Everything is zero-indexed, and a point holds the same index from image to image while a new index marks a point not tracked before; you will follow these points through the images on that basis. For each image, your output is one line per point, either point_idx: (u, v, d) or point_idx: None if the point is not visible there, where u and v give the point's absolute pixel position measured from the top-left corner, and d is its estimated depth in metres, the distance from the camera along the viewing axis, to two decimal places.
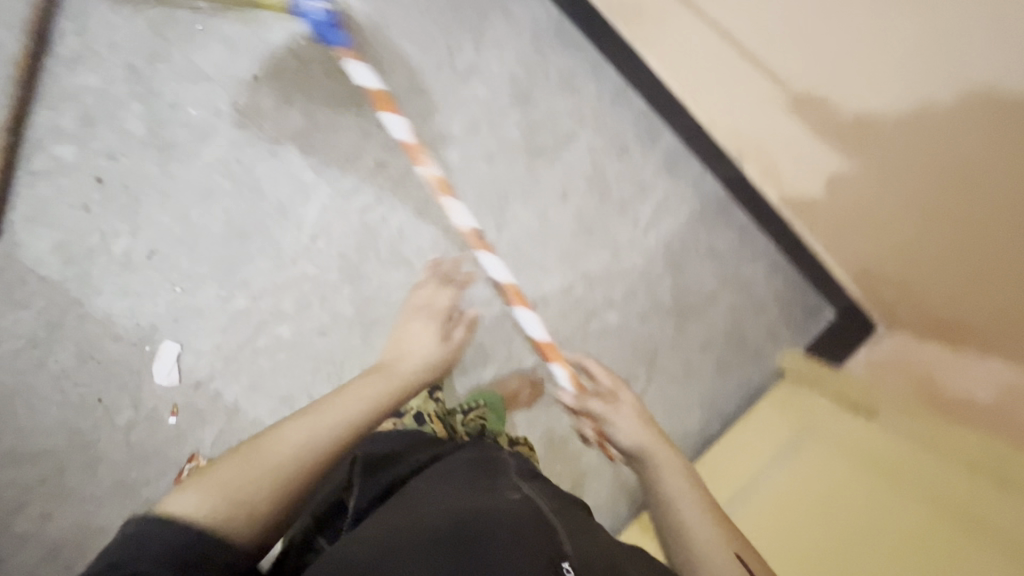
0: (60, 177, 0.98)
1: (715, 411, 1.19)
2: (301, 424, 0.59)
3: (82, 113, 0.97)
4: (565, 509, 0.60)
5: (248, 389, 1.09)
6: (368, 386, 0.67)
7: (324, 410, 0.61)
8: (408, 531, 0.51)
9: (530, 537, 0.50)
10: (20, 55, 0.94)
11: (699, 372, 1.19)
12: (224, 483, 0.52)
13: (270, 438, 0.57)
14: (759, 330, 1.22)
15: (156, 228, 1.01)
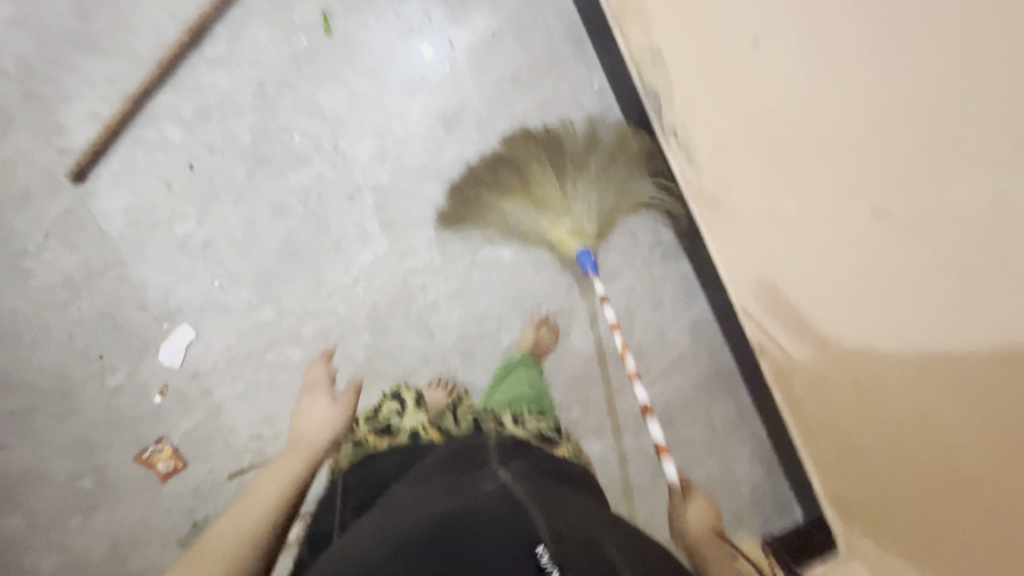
0: (159, 151, 1.05)
1: None
2: (236, 513, 0.63)
3: (202, 105, 1.05)
4: (543, 492, 0.58)
5: (238, 395, 1.11)
6: (289, 467, 0.73)
7: (252, 503, 0.65)
8: (383, 534, 0.49)
9: (503, 519, 0.48)
10: (174, 43, 1.03)
11: None
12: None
13: (211, 533, 0.60)
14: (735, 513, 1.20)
15: (221, 224, 1.07)
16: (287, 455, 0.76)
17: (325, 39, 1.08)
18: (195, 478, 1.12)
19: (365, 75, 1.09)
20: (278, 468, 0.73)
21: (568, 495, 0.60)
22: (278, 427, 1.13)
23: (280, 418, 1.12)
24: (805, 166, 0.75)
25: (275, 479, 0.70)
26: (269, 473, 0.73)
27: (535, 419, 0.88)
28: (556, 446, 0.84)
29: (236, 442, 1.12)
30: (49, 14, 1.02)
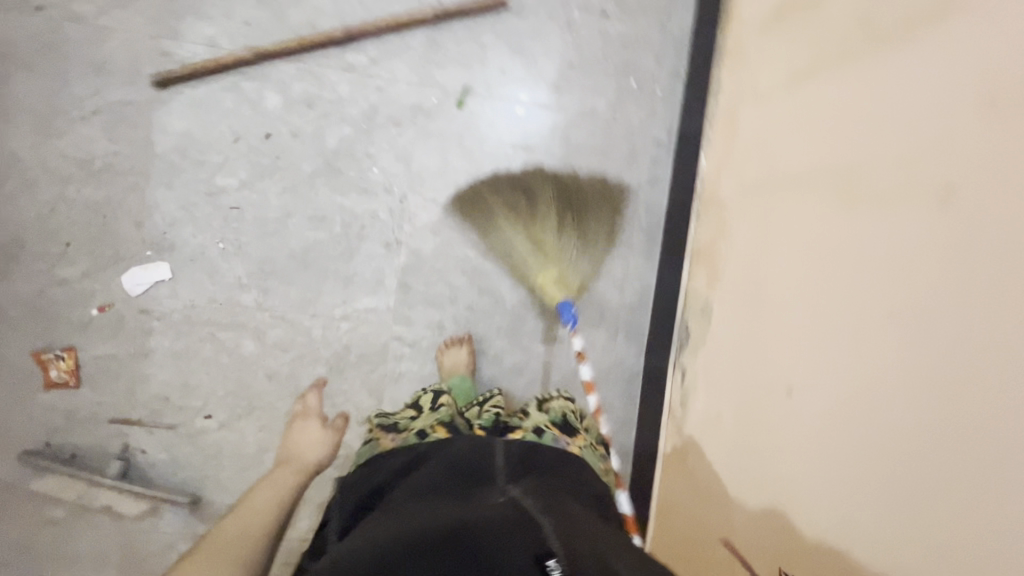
0: (248, 106, 1.04)
1: None
2: (241, 523, 0.78)
3: (312, 94, 1.06)
4: (561, 501, 0.61)
5: (170, 352, 1.07)
6: (284, 478, 0.89)
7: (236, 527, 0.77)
8: (393, 539, 0.53)
9: (508, 536, 0.51)
10: (322, 32, 1.04)
11: None
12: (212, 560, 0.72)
13: (216, 531, 0.77)
14: None
15: (259, 200, 1.06)
16: (282, 470, 0.90)
17: (452, 108, 1.10)
18: (78, 402, 1.05)
19: (464, 155, 1.11)
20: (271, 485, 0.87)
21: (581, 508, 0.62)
22: (187, 402, 1.08)
23: (196, 395, 1.08)
24: (846, 425, 0.64)
25: (278, 486, 0.87)
26: (269, 482, 0.88)
27: (559, 404, 0.97)
28: (576, 437, 0.90)
29: (140, 394, 1.07)
30: None
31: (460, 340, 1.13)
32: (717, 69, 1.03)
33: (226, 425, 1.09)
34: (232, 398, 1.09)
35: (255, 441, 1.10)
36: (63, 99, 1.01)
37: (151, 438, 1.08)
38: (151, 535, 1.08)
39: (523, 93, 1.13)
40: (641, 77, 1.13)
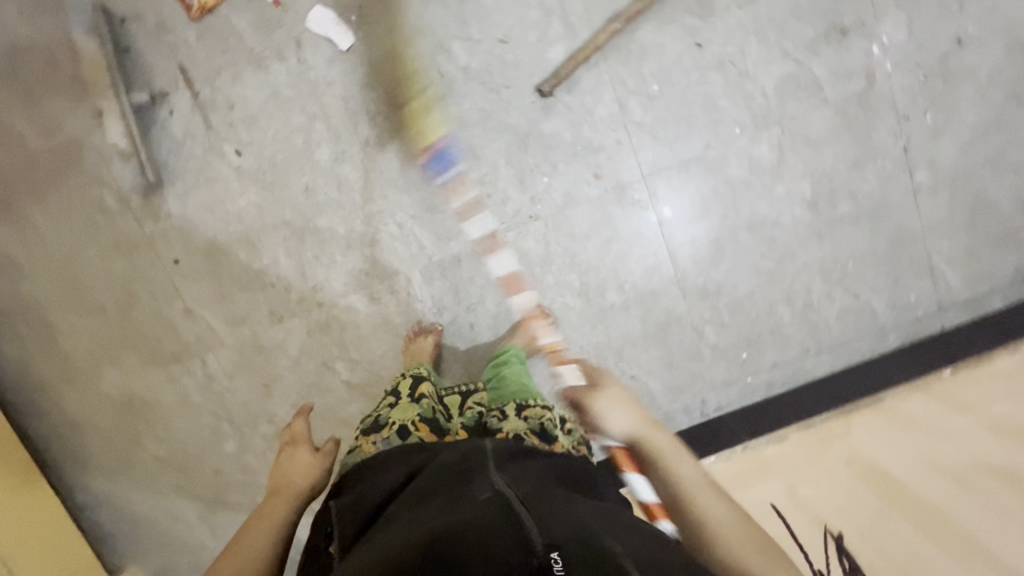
0: (536, 34, 1.02)
1: (117, 498, 1.25)
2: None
3: (578, 85, 1.04)
4: (539, 497, 0.57)
5: (273, 87, 1.04)
6: (273, 510, 0.73)
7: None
8: (385, 552, 0.50)
9: (497, 538, 0.48)
10: (636, 63, 1.03)
11: (159, 493, 1.25)
12: None
13: None
14: (186, 559, 1.27)
15: (458, 92, 1.04)
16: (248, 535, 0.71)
17: (635, 214, 1.09)
18: (181, 32, 1.03)
19: (600, 246, 1.10)
20: (244, 540, 0.69)
21: (564, 499, 0.58)
22: (239, 126, 1.05)
23: (250, 131, 1.05)
24: None
25: (263, 527, 0.70)
26: (260, 512, 0.73)
27: (536, 411, 0.87)
28: (556, 440, 0.82)
29: (219, 79, 1.04)
30: None
31: (428, 330, 1.11)
32: (790, 431, 1.04)
33: (238, 174, 1.07)
34: (264, 166, 1.07)
35: (239, 208, 1.09)
36: None
37: (184, 111, 1.05)
38: (102, 165, 1.07)
39: (668, 207, 1.09)
40: (750, 359, 1.14)
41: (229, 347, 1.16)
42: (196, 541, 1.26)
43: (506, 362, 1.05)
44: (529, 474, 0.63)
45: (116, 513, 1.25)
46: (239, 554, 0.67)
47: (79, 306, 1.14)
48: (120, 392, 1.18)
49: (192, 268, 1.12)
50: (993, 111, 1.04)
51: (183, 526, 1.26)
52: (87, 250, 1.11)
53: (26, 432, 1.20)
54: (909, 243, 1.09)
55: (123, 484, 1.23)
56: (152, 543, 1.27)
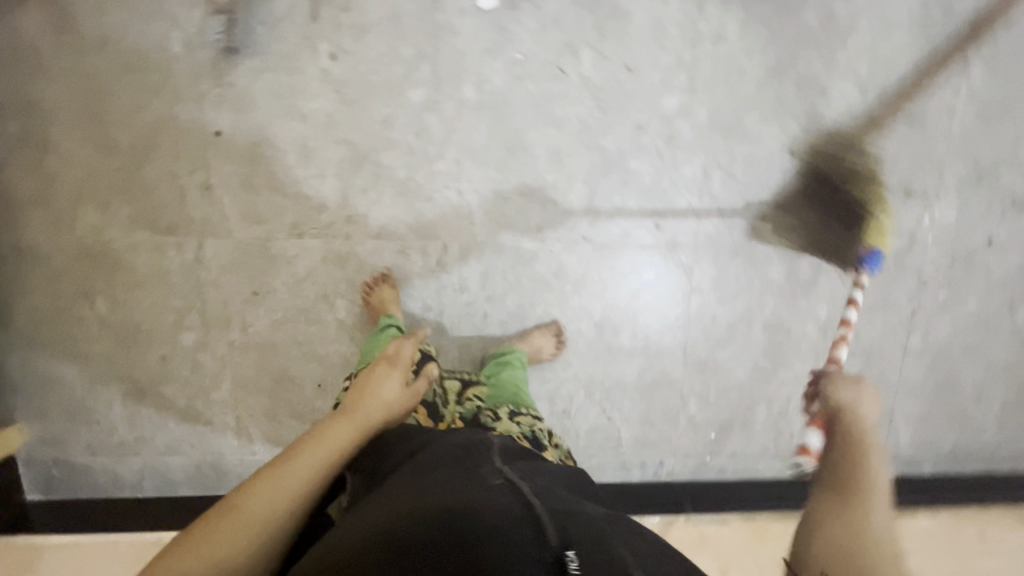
0: (664, 78, 1.03)
1: (34, 347, 1.11)
2: (240, 520, 0.60)
3: (680, 141, 1.06)
4: (546, 492, 0.64)
5: (396, 11, 0.99)
6: (340, 431, 0.72)
7: (256, 503, 0.62)
8: (400, 520, 0.55)
9: (511, 529, 0.54)
10: (737, 145, 1.07)
11: (85, 359, 1.13)
12: (230, 535, 0.59)
13: (254, 490, 0.63)
14: (89, 434, 1.17)
15: (570, 97, 1.04)
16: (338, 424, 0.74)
17: (674, 277, 1.13)
18: None
19: (632, 291, 1.13)
20: (307, 449, 0.68)
21: (572, 499, 0.64)
22: (345, 33, 0.99)
23: (355, 43, 1.00)
24: None
25: (332, 442, 0.70)
26: (327, 429, 0.72)
27: (529, 419, 0.93)
28: (544, 448, 0.87)
29: None
30: (827, 48, 1.03)
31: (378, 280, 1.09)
32: (731, 518, 1.14)
33: (322, 77, 1.01)
34: (352, 81, 1.01)
35: (307, 110, 1.02)
36: None
37: None
38: (182, 5, 0.98)
39: (650, 271, 1.13)
40: (716, 442, 1.21)
41: (233, 242, 1.08)
42: (108, 421, 1.16)
43: (508, 364, 1.06)
44: (532, 468, 0.71)
45: (29, 361, 1.12)
46: (300, 461, 0.66)
47: (89, 134, 1.03)
48: (93, 239, 1.07)
49: (231, 149, 1.04)
50: (992, 310, 1.17)
51: (99, 401, 1.15)
52: (127, 83, 1.01)
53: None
54: (883, 393, 1.20)
55: (52, 334, 1.11)
56: (57, 407, 1.15)
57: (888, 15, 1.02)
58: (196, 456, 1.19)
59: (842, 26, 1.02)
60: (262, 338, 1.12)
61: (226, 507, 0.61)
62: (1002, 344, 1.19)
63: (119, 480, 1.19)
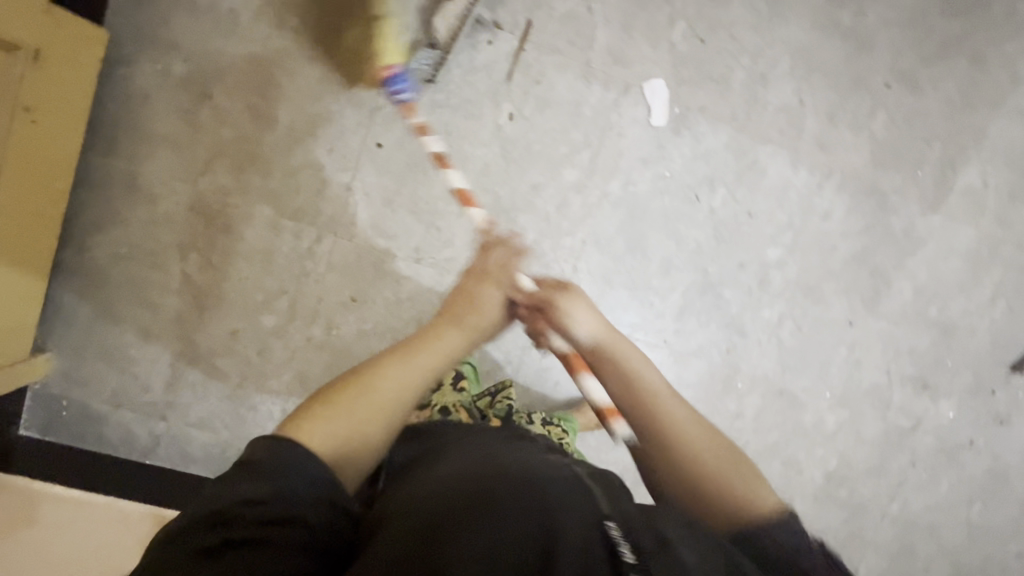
0: (774, 231, 1.18)
1: (104, 279, 1.07)
2: (376, 398, 0.59)
3: (769, 287, 1.20)
4: (605, 476, 0.58)
5: (580, 98, 1.09)
6: (450, 339, 0.72)
7: (386, 384, 0.60)
8: (462, 478, 0.52)
9: (571, 491, 0.50)
10: (812, 304, 1.22)
11: (151, 307, 1.08)
12: (357, 414, 0.57)
13: (377, 374, 0.61)
14: (120, 384, 1.10)
15: (695, 220, 1.16)
16: (449, 333, 0.72)
17: (725, 397, 1.25)
18: None
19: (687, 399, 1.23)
20: (419, 348, 0.67)
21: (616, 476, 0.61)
22: (529, 101, 1.08)
23: (534, 113, 1.08)
24: None
25: (441, 349, 0.69)
26: (439, 332, 0.72)
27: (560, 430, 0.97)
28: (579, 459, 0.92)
29: (546, 57, 1.07)
30: (905, 253, 1.22)
31: None
32: None
33: (495, 130, 1.08)
34: (519, 142, 1.09)
35: (470, 153, 1.08)
36: (818, 75, 1.12)
37: (499, 53, 1.06)
38: None
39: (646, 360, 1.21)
40: None
41: (352, 244, 1.08)
42: (145, 376, 1.10)
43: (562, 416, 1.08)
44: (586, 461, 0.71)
45: (92, 292, 1.07)
46: (424, 361, 0.66)
47: (252, 101, 1.04)
48: (212, 196, 1.05)
49: (386, 161, 1.07)
50: (959, 501, 1.35)
51: (145, 354, 1.09)
52: (310, 70, 1.04)
53: (86, 151, 1.03)
54: (859, 547, 1.35)
55: (126, 273, 1.06)
56: (98, 347, 1.08)
57: (954, 241, 1.22)
58: (223, 439, 1.12)
59: (918, 238, 1.21)
60: (340, 342, 1.11)
61: (354, 381, 0.60)
62: (960, 533, 1.36)
63: (132, 439, 1.12)
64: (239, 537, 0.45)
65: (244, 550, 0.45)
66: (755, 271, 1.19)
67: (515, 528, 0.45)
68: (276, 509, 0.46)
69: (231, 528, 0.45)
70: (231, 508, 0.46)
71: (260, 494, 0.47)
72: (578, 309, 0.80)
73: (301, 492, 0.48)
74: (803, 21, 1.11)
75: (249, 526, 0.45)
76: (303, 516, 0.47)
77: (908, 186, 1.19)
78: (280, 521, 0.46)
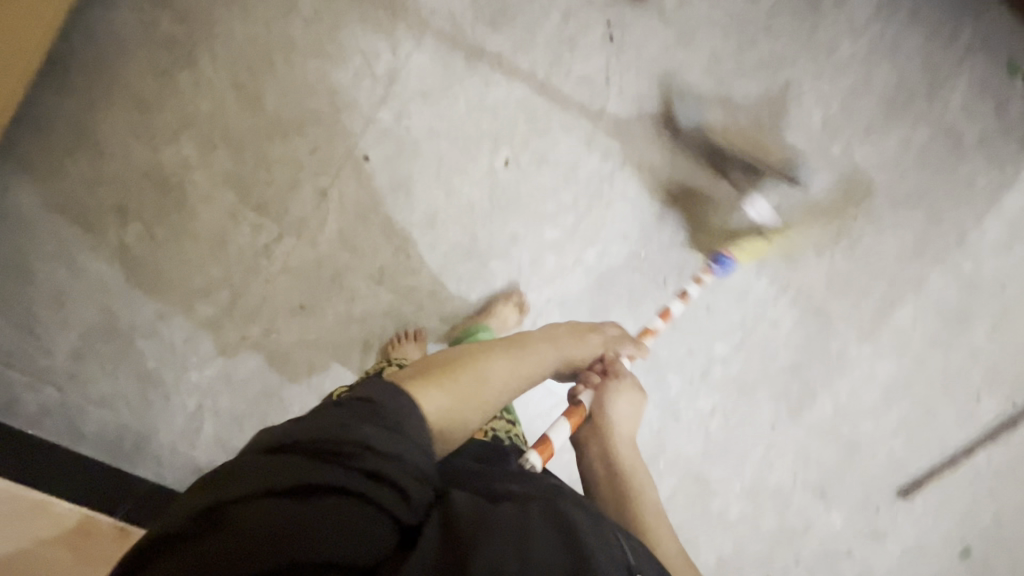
0: (725, 328, 1.23)
1: (25, 226, 0.96)
2: (480, 380, 0.63)
3: (709, 378, 1.25)
4: None
5: (577, 161, 1.09)
6: (547, 351, 0.77)
7: (493, 373, 0.65)
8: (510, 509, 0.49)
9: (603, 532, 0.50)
10: (743, 401, 1.27)
11: (74, 267, 0.98)
12: (460, 395, 0.59)
13: (487, 364, 0.66)
14: (16, 341, 0.99)
15: (657, 301, 1.18)
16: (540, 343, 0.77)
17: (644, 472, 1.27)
18: (572, 56, 1.05)
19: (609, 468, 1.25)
20: (515, 346, 0.73)
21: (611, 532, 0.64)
22: (528, 152, 1.06)
23: (529, 165, 1.07)
24: None
25: (534, 356, 0.74)
26: (543, 342, 0.77)
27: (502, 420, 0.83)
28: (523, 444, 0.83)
29: (554, 113, 1.06)
30: (835, 373, 1.29)
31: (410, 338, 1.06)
32: None
33: (487, 172, 1.06)
34: (508, 189, 1.07)
35: (457, 188, 1.05)
36: (797, 195, 1.18)
37: (509, 98, 1.04)
38: (409, 40, 1.00)
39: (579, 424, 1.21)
40: None
41: (313, 250, 1.03)
42: (50, 340, 0.99)
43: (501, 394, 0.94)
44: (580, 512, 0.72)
45: (8, 238, 0.96)
46: (522, 368, 0.70)
47: (241, 79, 0.96)
48: (171, 167, 0.97)
49: (369, 175, 1.02)
50: None
51: (55, 316, 0.99)
52: (311, 64, 0.98)
53: (39, 86, 0.94)
54: None
55: (52, 225, 0.96)
56: (1, 298, 0.97)
57: (880, 371, 1.30)
58: (123, 421, 1.03)
59: (848, 361, 1.29)
60: (277, 347, 1.05)
61: (465, 366, 0.64)
62: None
63: (16, 403, 1.00)
64: (344, 481, 0.43)
65: (336, 494, 0.43)
66: (698, 361, 1.23)
67: (552, 552, 0.45)
68: (387, 462, 0.45)
69: (335, 469, 0.44)
70: (351, 444, 0.44)
71: (383, 444, 0.45)
72: (629, 404, 0.86)
73: (411, 453, 0.47)
74: (798, 143, 1.15)
75: (348, 474, 0.44)
76: (407, 485, 0.46)
77: (852, 313, 1.27)
78: (380, 479, 0.45)
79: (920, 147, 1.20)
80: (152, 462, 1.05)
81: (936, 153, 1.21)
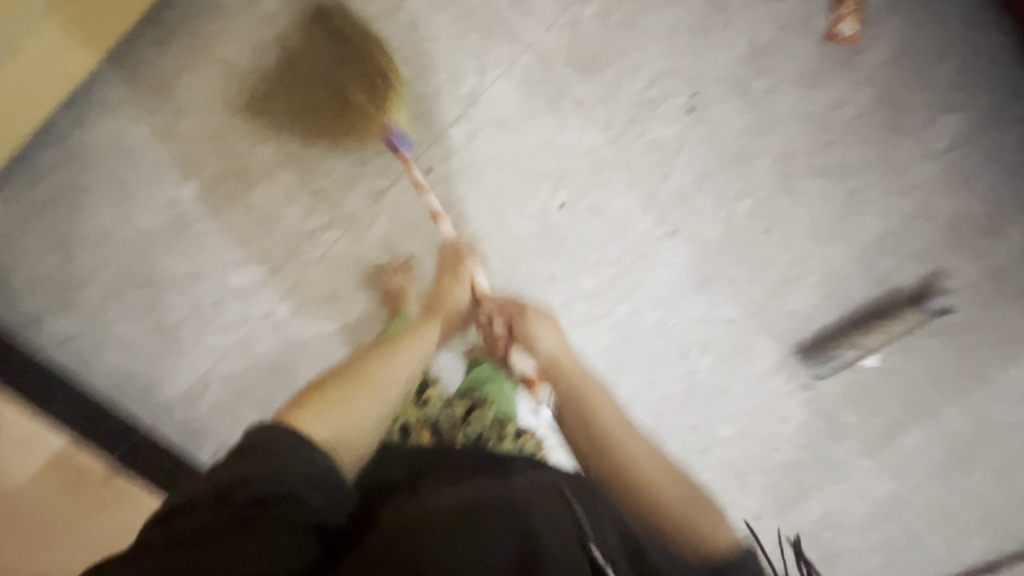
0: (733, 412, 1.22)
1: (87, 161, 0.97)
2: (359, 385, 0.65)
3: (702, 456, 1.25)
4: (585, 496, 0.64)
5: (630, 219, 1.09)
6: (430, 336, 0.80)
7: (374, 375, 0.67)
8: (440, 504, 0.53)
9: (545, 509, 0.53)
10: (730, 485, 1.27)
11: (123, 209, 0.99)
12: (339, 405, 0.60)
13: (357, 367, 0.68)
14: (51, 268, 1.00)
15: (673, 371, 1.18)
16: (419, 335, 0.80)
17: None
18: (652, 118, 1.05)
19: None
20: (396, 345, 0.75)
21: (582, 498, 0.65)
22: (584, 200, 1.07)
23: (583, 213, 1.07)
24: None
25: (419, 345, 0.77)
26: (420, 330, 0.80)
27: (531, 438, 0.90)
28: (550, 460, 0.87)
29: (620, 168, 1.06)
30: (828, 480, 1.29)
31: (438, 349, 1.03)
32: None
33: (541, 210, 1.06)
34: (557, 232, 1.08)
35: (509, 219, 1.06)
36: (837, 301, 1.17)
37: (580, 145, 1.05)
38: (499, 68, 1.01)
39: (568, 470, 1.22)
40: None
41: (355, 247, 1.04)
42: (84, 273, 1.01)
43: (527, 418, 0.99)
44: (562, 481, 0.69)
45: (70, 170, 0.98)
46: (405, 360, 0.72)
47: (329, 68, 0.98)
48: (240, 138, 0.98)
49: (426, 187, 1.03)
50: None
51: (94, 251, 1.00)
52: (399, 71, 0.99)
53: (137, 36, 0.96)
54: None
55: (114, 168, 0.98)
56: (47, 223, 0.99)
57: (872, 489, 1.29)
58: (135, 367, 1.04)
59: (846, 471, 1.28)
60: (297, 331, 1.05)
61: (341, 376, 0.66)
62: None
63: (36, 326, 1.02)
64: (230, 513, 0.47)
65: (231, 527, 0.46)
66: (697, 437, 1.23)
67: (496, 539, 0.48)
68: (265, 483, 0.49)
69: (218, 509, 0.47)
70: (229, 484, 0.49)
71: (255, 469, 0.50)
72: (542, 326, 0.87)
73: (291, 466, 0.51)
74: (848, 250, 1.15)
75: (233, 506, 0.48)
76: (303, 492, 0.50)
77: (859, 425, 1.26)
78: (280, 495, 0.49)
79: (971, 284, 1.18)
80: (151, 411, 1.06)
81: (986, 294, 1.19)
